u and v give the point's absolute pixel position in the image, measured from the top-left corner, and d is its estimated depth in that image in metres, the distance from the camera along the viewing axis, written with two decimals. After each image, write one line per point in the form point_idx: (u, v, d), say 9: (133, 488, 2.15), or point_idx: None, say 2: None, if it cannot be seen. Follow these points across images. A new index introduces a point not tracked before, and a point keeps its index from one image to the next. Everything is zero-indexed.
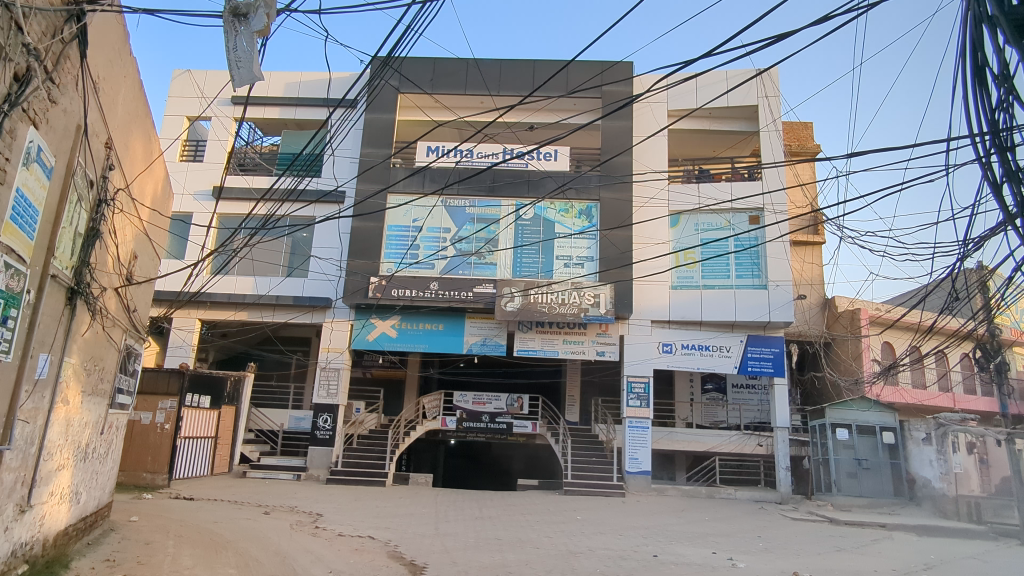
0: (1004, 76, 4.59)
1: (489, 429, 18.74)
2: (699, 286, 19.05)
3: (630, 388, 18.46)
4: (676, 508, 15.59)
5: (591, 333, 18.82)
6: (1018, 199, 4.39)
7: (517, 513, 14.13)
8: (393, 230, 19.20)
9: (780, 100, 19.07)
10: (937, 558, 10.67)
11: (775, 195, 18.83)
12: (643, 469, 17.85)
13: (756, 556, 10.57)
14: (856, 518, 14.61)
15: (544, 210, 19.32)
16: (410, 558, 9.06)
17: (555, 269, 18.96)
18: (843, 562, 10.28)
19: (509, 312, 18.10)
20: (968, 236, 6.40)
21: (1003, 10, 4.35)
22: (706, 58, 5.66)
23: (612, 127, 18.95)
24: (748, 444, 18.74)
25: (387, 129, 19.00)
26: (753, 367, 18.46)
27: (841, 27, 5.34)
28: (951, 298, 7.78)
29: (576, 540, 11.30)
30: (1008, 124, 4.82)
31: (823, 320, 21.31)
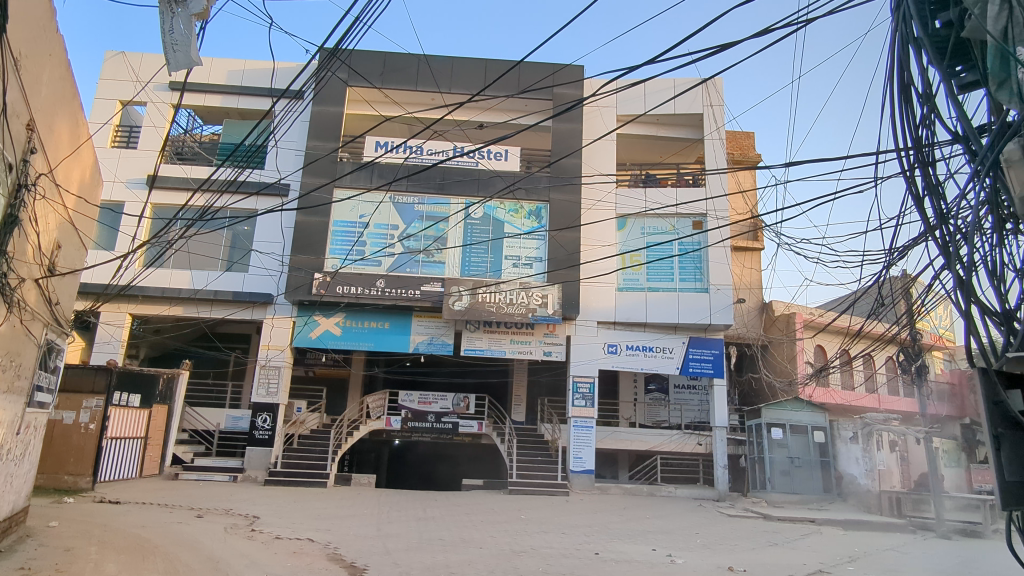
0: (927, 95, 4.82)
1: (435, 429, 18.62)
2: (644, 288, 19.46)
3: (576, 388, 18.65)
4: (617, 506, 15.90)
5: (538, 333, 18.93)
6: (938, 211, 4.54)
7: (461, 513, 14.04)
8: (338, 226, 18.81)
9: (724, 109, 19.68)
10: (860, 551, 11.24)
11: (717, 201, 19.37)
12: (587, 468, 18.08)
13: (693, 552, 10.88)
14: (788, 514, 15.22)
15: (494, 210, 19.34)
16: (350, 560, 8.88)
17: (503, 269, 19.02)
18: (775, 556, 10.68)
19: (457, 311, 18.09)
20: (893, 244, 6.71)
21: (928, 32, 4.58)
22: (649, 65, 5.54)
23: (562, 129, 19.13)
24: (688, 442, 19.19)
25: (334, 121, 18.57)
26: (695, 368, 18.97)
27: (780, 41, 5.43)
28: (877, 303, 8.18)
29: (520, 539, 11.34)
30: (930, 140, 5.04)
31: (761, 323, 22.11)
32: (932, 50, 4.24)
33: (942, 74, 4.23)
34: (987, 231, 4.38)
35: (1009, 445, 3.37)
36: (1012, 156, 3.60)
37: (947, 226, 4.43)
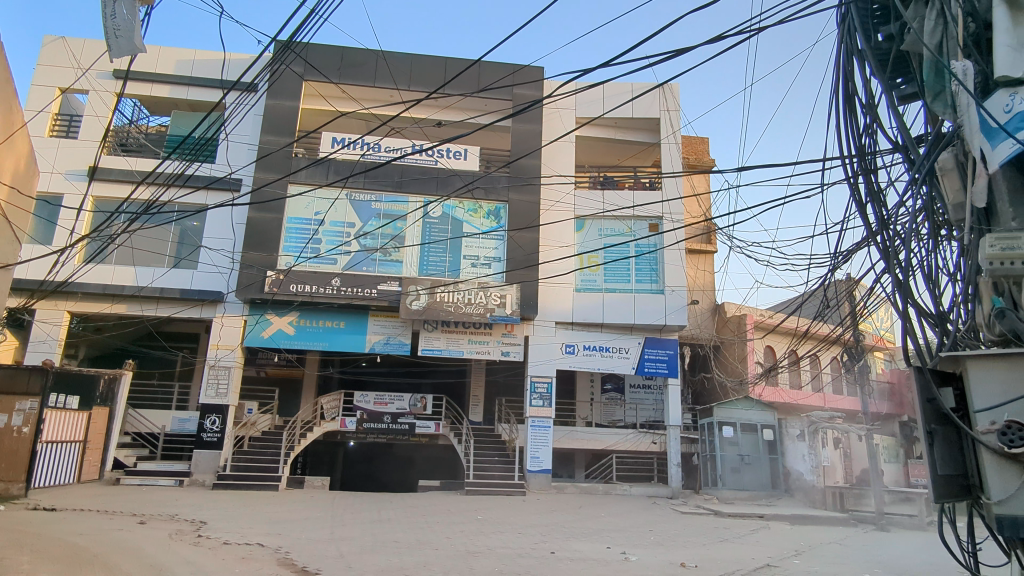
0: (870, 105, 5.02)
1: (390, 430, 18.27)
2: (602, 289, 19.68)
3: (533, 388, 18.71)
4: (573, 505, 16.02)
5: (496, 333, 18.93)
6: (879, 216, 4.72)
7: (417, 514, 13.89)
8: (293, 223, 18.39)
9: (679, 114, 20.08)
10: (806, 544, 11.61)
11: (673, 204, 19.76)
12: (544, 468, 18.16)
13: (647, 549, 11.04)
14: (738, 510, 15.64)
15: (452, 209, 19.22)
16: (301, 565, 8.66)
17: (462, 269, 18.94)
18: (725, 551, 10.94)
19: (414, 311, 17.92)
20: (838, 249, 6.97)
21: (871, 44, 4.76)
22: (604, 67, 5.64)
23: (521, 130, 19.17)
24: (643, 442, 19.57)
25: (289, 116, 18.14)
26: (650, 368, 19.29)
27: (731, 47, 5.57)
28: (823, 305, 8.49)
29: (476, 539, 11.29)
30: (873, 148, 5.25)
31: (713, 324, 22.66)
32: (874, 61, 4.40)
33: (885, 85, 4.39)
34: (923, 237, 4.55)
35: (942, 439, 3.48)
36: (946, 164, 3.76)
37: (888, 232, 4.59)
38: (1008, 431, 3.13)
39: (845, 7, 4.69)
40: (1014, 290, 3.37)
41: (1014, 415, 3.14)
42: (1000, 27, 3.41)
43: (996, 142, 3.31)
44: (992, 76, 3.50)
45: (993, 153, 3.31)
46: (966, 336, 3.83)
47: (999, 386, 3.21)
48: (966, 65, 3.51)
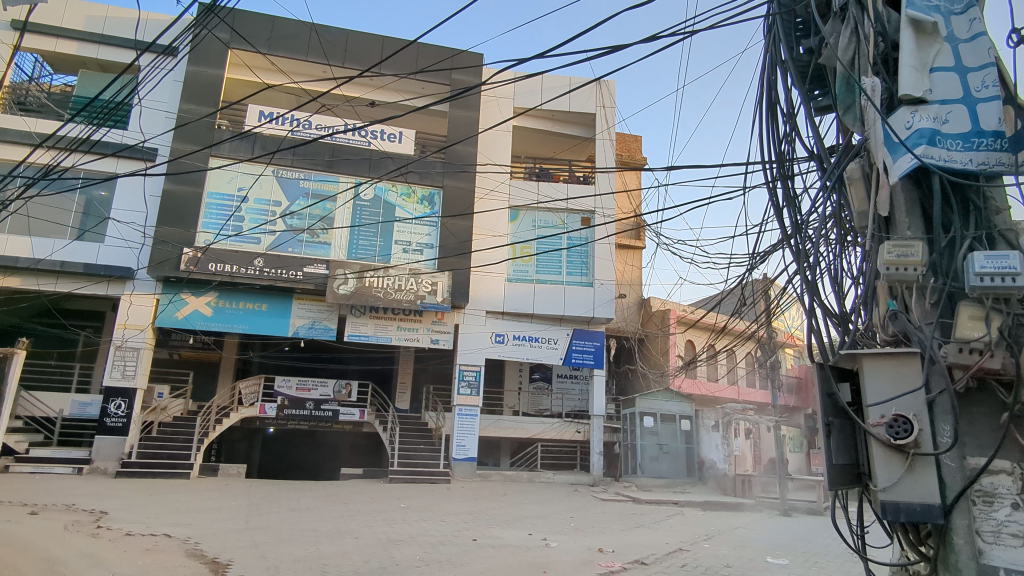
0: (789, 114, 5.22)
1: (313, 416, 17.88)
2: (533, 280, 19.85)
3: (461, 376, 18.67)
4: (497, 492, 16.17)
5: (426, 321, 18.80)
6: (794, 220, 4.91)
7: (337, 502, 13.61)
8: (213, 197, 17.48)
9: (615, 111, 20.46)
10: (715, 529, 12.24)
11: (605, 199, 20.15)
12: (469, 456, 18.22)
13: (566, 535, 11.30)
14: (654, 497, 16.28)
15: (385, 192, 18.81)
16: (212, 556, 8.31)
17: (392, 254, 18.60)
18: (641, 536, 11.37)
19: (341, 295, 17.46)
20: (757, 250, 7.27)
21: (793, 56, 4.94)
22: (539, 59, 5.47)
23: (458, 116, 18.99)
24: (568, 431, 19.97)
25: (212, 85, 17.16)
26: (577, 359, 19.65)
27: (666, 48, 5.44)
28: (739, 303, 8.87)
29: (397, 527, 11.19)
30: (791, 155, 5.46)
31: (638, 317, 23.35)
32: (795, 72, 4.57)
33: (803, 98, 4.57)
34: (832, 242, 4.78)
35: (839, 432, 3.71)
36: (853, 174, 3.98)
37: (800, 235, 4.79)
38: (895, 424, 3.37)
39: (771, 17, 4.83)
40: (907, 293, 3.60)
41: (901, 409, 3.38)
42: (906, 47, 3.62)
43: (897, 155, 3.54)
44: (897, 94, 3.69)
45: (894, 166, 3.53)
46: (864, 336, 4.08)
47: (890, 383, 3.44)
48: (874, 81, 3.69)
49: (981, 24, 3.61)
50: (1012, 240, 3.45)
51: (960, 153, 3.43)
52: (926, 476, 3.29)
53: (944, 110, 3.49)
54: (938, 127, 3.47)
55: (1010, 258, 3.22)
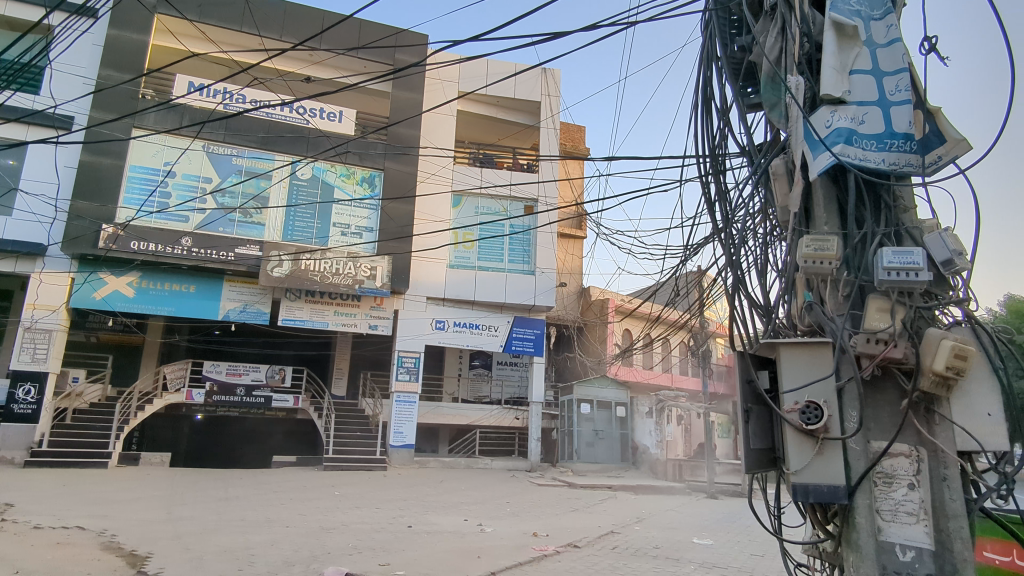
0: (723, 109, 5.23)
1: (244, 403, 17.27)
2: (474, 266, 19.78)
3: (400, 362, 18.43)
4: (434, 479, 16.13)
5: (364, 306, 18.47)
6: (724, 214, 4.92)
7: (268, 491, 13.23)
8: (136, 172, 16.53)
9: (559, 100, 20.58)
10: (646, 512, 12.62)
11: (548, 187, 20.27)
12: (407, 443, 18.08)
13: (502, 520, 11.40)
14: (589, 482, 16.66)
15: (323, 172, 18.24)
16: (129, 548, 7.90)
17: (330, 236, 18.11)
18: (574, 520, 11.62)
19: (276, 278, 16.94)
20: (689, 243, 7.40)
21: (727, 53, 4.99)
22: (474, 42, 5.35)
23: (400, 97, 18.63)
24: (506, 418, 20.06)
25: (136, 51, 16.17)
26: (517, 346, 19.76)
27: (605, 38, 5.38)
28: (673, 294, 9.07)
29: (330, 515, 10.99)
30: (723, 151, 5.44)
31: (578, 306, 23.71)
32: (727, 68, 4.66)
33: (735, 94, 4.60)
34: (759, 237, 4.88)
35: (757, 418, 3.87)
36: (777, 169, 4.14)
37: (729, 229, 4.87)
38: (807, 410, 3.55)
39: (707, 13, 4.88)
40: (822, 286, 3.77)
41: (814, 396, 3.56)
42: (828, 49, 3.76)
43: (817, 152, 3.68)
44: (819, 94, 3.84)
45: (813, 163, 3.68)
46: (784, 327, 4.23)
47: (804, 370, 3.62)
48: (798, 80, 3.83)
49: (897, 30, 3.77)
50: (917, 237, 3.65)
51: (874, 153, 3.60)
52: (833, 459, 3.48)
53: (862, 111, 3.65)
54: (855, 127, 3.63)
55: (914, 254, 3.41)
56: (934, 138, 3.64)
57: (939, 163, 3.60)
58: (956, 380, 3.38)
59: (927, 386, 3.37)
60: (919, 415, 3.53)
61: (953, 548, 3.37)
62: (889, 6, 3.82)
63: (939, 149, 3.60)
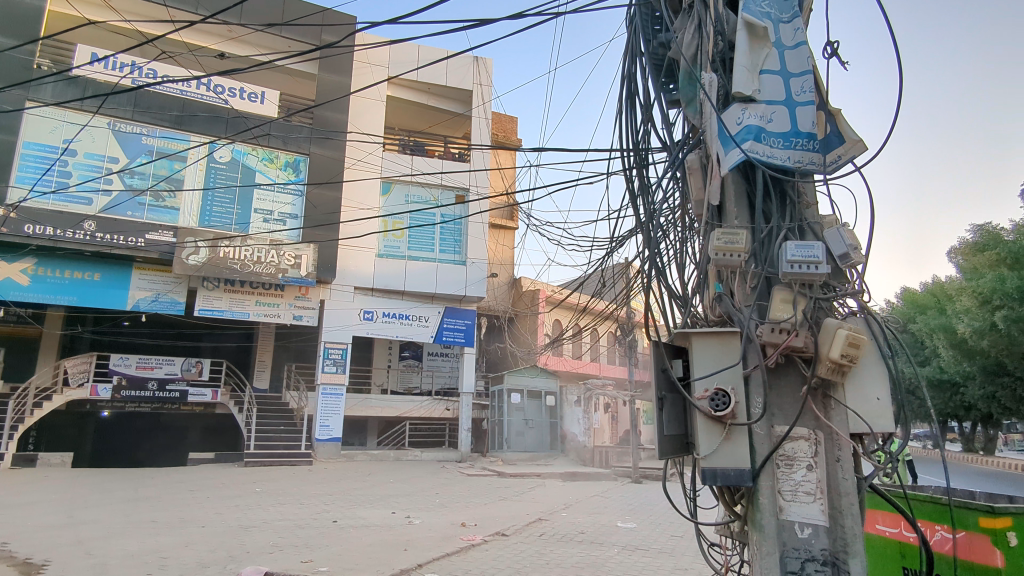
0: (646, 103, 4.98)
1: (156, 398, 16.29)
2: (404, 256, 19.47)
3: (326, 354, 17.90)
4: (363, 472, 15.80)
5: (288, 296, 17.84)
6: (647, 210, 4.76)
7: (182, 490, 12.53)
8: (31, 148, 15.13)
9: (491, 90, 20.55)
10: (574, 498, 12.88)
11: (479, 177, 20.17)
12: (333, 436, 17.63)
13: (430, 511, 11.32)
14: (519, 471, 16.83)
15: (243, 155, 17.42)
16: (23, 557, 7.29)
17: (251, 223, 17.33)
18: (502, 509, 11.71)
19: (191, 266, 16.12)
20: (615, 236, 7.32)
21: (649, 49, 4.98)
22: (391, 24, 5.11)
23: (326, 79, 18.02)
24: (437, 409, 19.89)
25: (31, 17, 14.85)
26: (447, 337, 19.63)
27: (532, 28, 5.24)
28: (600, 284, 9.17)
29: (250, 513, 10.58)
30: (647, 146, 5.12)
31: (509, 296, 23.81)
32: (649, 65, 4.69)
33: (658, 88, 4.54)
34: (678, 232, 4.93)
35: (671, 405, 3.99)
36: (692, 164, 4.24)
37: (650, 224, 4.84)
38: (715, 397, 3.68)
39: (633, 9, 4.93)
40: (731, 277, 3.90)
41: (722, 383, 3.70)
42: (740, 48, 3.88)
43: (728, 148, 3.80)
44: (730, 91, 3.95)
45: (725, 158, 3.79)
46: (699, 318, 4.33)
47: (713, 359, 3.76)
48: (711, 77, 3.94)
49: (803, 33, 3.93)
50: (818, 233, 3.83)
51: (780, 150, 3.75)
52: (739, 444, 3.63)
53: (769, 110, 3.79)
54: (763, 125, 3.77)
55: (815, 247, 3.59)
56: (834, 138, 3.83)
57: (839, 162, 3.79)
58: (850, 367, 3.59)
59: (824, 372, 3.56)
60: (817, 401, 3.73)
61: (845, 524, 3.57)
62: (796, 10, 3.97)
63: (839, 149, 3.79)
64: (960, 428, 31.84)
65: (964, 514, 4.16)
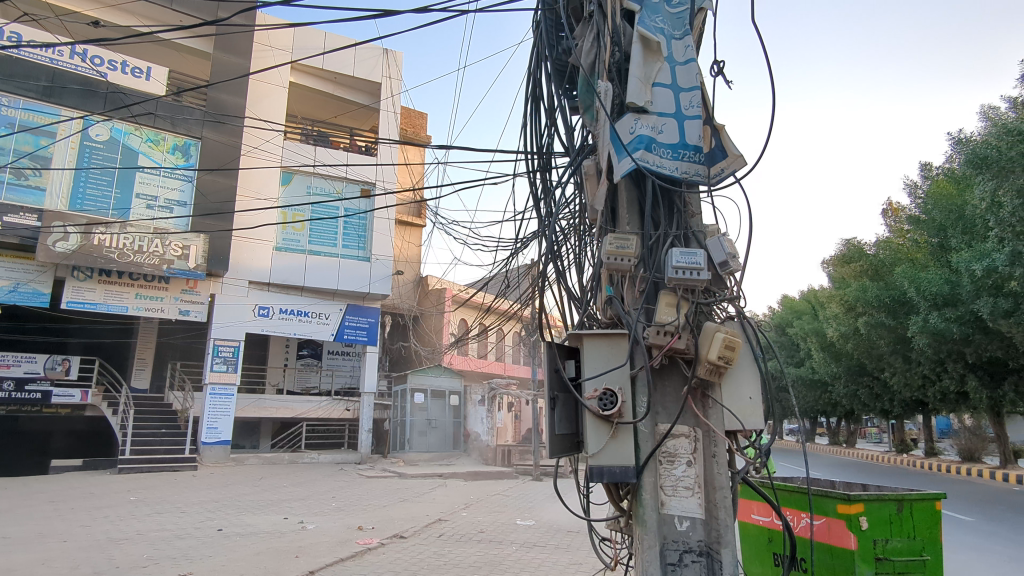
0: (549, 107, 4.99)
1: (13, 400, 14.69)
2: (304, 250, 18.69)
3: (216, 352, 16.80)
4: (253, 477, 15.00)
5: (174, 289, 16.56)
6: (548, 212, 4.77)
7: (42, 501, 11.28)
8: None
9: (400, 84, 20.21)
10: (475, 497, 12.93)
11: (386, 172, 19.74)
12: (222, 439, 16.60)
13: (325, 515, 10.92)
14: (420, 471, 16.63)
15: (125, 135, 16.03)
16: None
17: (131, 208, 15.98)
18: (402, 510, 11.52)
19: (57, 254, 14.71)
20: (520, 238, 7.30)
21: (553, 54, 5.01)
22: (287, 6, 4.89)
23: (221, 59, 16.93)
24: (336, 409, 19.26)
25: None
26: (349, 335, 19.01)
27: (437, 23, 5.19)
28: (505, 284, 9.21)
29: (123, 524, 9.73)
30: (550, 151, 5.14)
31: (415, 294, 23.55)
32: (552, 71, 4.75)
33: (558, 91, 4.58)
34: (577, 235, 4.97)
35: (563, 405, 4.05)
36: (589, 169, 4.33)
37: (550, 225, 4.86)
38: (604, 397, 3.79)
39: (538, 15, 4.95)
40: (621, 281, 4.03)
41: (610, 382, 3.81)
42: (635, 60, 4.02)
43: (620, 156, 3.91)
44: (624, 100, 4.07)
45: (617, 165, 3.90)
46: (594, 320, 4.41)
47: (603, 359, 3.86)
48: (607, 86, 4.04)
49: (693, 51, 4.13)
50: (702, 240, 4.04)
51: (669, 161, 3.92)
52: (625, 441, 3.75)
53: (660, 121, 3.96)
54: (654, 135, 3.93)
55: (697, 255, 3.79)
56: (718, 152, 4.06)
57: (722, 175, 4.03)
58: (726, 367, 3.80)
59: (703, 373, 3.74)
60: (697, 400, 3.92)
61: (719, 516, 3.77)
62: (688, 28, 4.17)
63: (722, 163, 4.03)
64: (828, 424, 35.14)
65: (823, 501, 4.49)
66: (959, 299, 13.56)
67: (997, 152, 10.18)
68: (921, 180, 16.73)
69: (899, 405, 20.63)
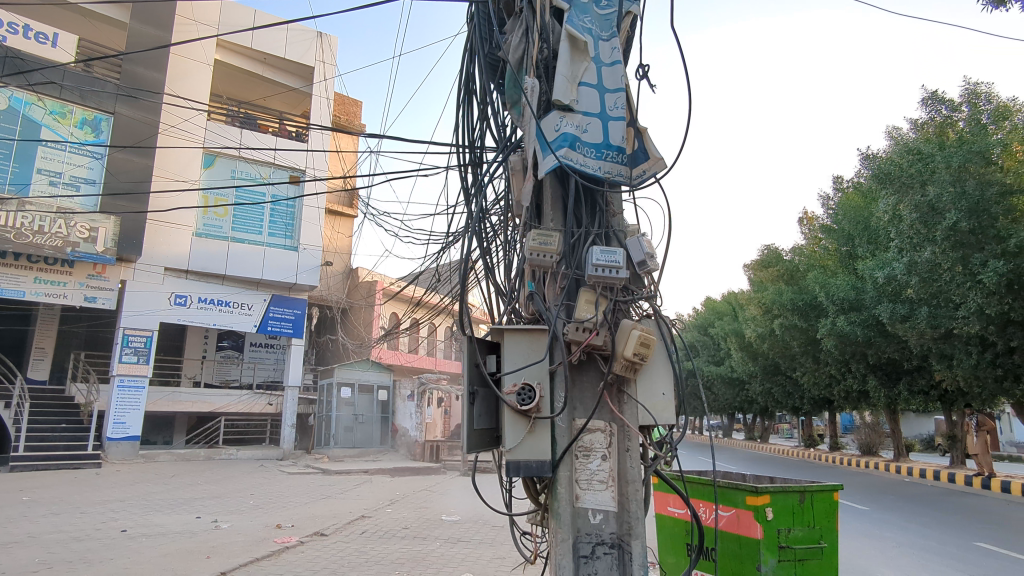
0: (481, 101, 4.95)
1: None
2: (227, 237, 17.87)
3: (126, 341, 15.78)
4: (164, 474, 14.19)
5: (78, 274, 15.43)
6: (476, 205, 4.72)
7: None
8: None
9: (334, 70, 19.55)
10: (400, 493, 12.77)
11: (317, 159, 19.14)
12: (130, 434, 15.58)
13: (242, 513, 10.48)
14: (345, 467, 16.26)
15: (26, 105, 14.84)
16: None
17: (32, 184, 14.81)
18: (324, 507, 11.21)
19: None
20: (448, 235, 7.21)
21: (486, 49, 4.97)
22: None
23: (139, 31, 15.88)
24: (258, 403, 18.54)
25: None
26: (273, 327, 18.30)
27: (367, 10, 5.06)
28: (435, 278, 9.12)
29: (13, 526, 8.98)
30: (480, 146, 5.09)
31: (344, 286, 23.01)
32: (483, 65, 4.71)
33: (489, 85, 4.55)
34: (505, 231, 4.94)
35: (482, 399, 4.05)
36: (515, 165, 4.33)
37: (478, 220, 4.81)
38: (522, 391, 3.81)
39: (471, 9, 4.90)
40: (543, 278, 4.06)
41: (529, 377, 3.84)
42: (562, 58, 4.05)
43: (545, 153, 3.93)
44: (551, 98, 4.09)
45: (542, 162, 3.92)
46: (517, 315, 4.41)
47: (522, 355, 3.88)
48: (534, 82, 4.04)
49: (619, 53, 4.20)
50: (622, 239, 4.14)
51: (592, 160, 3.97)
52: (541, 436, 3.77)
53: (585, 121, 4.01)
54: (579, 134, 3.97)
55: (616, 254, 3.87)
56: (640, 154, 4.14)
57: (644, 176, 4.11)
58: (641, 365, 3.88)
59: (619, 369, 3.82)
60: (613, 396, 4.00)
61: (630, 510, 3.86)
62: (614, 30, 4.23)
63: (644, 165, 4.11)
64: (744, 420, 36.97)
65: (731, 493, 4.72)
66: (863, 304, 14.57)
67: (899, 168, 11.02)
68: (833, 192, 17.83)
69: (808, 402, 21.96)
